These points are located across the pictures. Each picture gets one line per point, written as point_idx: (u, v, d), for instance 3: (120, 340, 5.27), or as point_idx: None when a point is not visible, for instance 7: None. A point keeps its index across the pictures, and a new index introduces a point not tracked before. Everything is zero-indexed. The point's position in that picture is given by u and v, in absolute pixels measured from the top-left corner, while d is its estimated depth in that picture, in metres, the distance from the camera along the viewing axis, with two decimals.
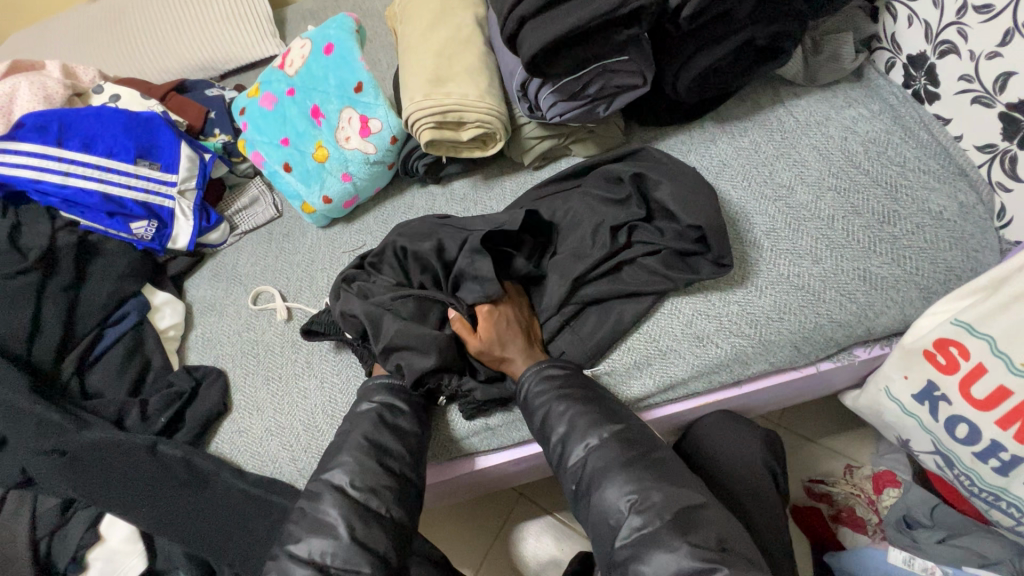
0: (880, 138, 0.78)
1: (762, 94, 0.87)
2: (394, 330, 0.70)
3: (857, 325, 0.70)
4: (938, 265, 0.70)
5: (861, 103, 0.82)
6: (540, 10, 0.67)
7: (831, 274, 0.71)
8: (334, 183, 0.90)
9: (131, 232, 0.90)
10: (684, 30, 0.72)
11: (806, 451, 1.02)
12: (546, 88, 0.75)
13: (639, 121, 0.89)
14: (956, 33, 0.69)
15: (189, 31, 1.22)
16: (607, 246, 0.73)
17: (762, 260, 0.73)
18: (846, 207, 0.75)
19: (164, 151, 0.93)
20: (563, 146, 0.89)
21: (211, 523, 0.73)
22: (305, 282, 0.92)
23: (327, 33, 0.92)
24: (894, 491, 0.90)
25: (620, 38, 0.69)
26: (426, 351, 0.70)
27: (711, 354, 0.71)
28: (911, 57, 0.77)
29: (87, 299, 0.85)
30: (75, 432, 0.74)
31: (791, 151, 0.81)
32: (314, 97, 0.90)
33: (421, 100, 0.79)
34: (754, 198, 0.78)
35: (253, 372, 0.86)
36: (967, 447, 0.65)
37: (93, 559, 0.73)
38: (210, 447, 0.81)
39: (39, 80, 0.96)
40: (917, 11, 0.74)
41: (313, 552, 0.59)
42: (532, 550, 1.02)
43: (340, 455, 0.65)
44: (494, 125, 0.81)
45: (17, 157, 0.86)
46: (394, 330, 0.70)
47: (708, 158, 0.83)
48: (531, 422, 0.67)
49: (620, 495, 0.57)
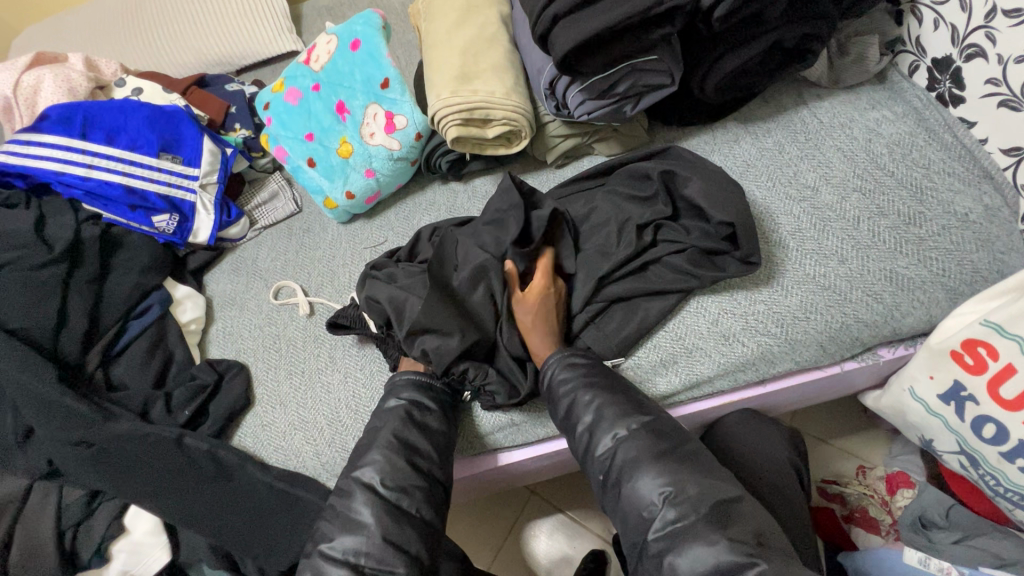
0: (905, 140, 0.79)
1: (785, 95, 0.88)
2: (416, 313, 0.70)
3: (883, 325, 0.71)
4: (964, 266, 0.71)
5: (885, 106, 0.83)
6: (573, 9, 0.67)
7: (858, 274, 0.72)
8: (358, 178, 0.90)
9: (153, 225, 0.90)
10: (715, 31, 0.72)
11: (819, 451, 1.03)
12: (574, 87, 0.76)
13: (662, 120, 0.90)
14: (984, 37, 0.69)
15: (207, 26, 1.22)
16: (634, 245, 0.74)
17: (789, 259, 0.74)
18: (871, 208, 0.75)
19: (187, 145, 0.93)
20: (586, 145, 0.89)
21: (237, 516, 0.73)
22: (327, 277, 0.92)
23: (353, 30, 0.92)
24: (909, 492, 0.90)
25: (653, 37, 0.69)
26: (448, 333, 0.69)
27: (738, 352, 0.71)
28: (937, 60, 0.78)
29: (111, 293, 0.85)
30: (102, 424, 0.74)
31: (816, 152, 0.81)
32: (339, 92, 0.91)
33: (448, 97, 0.79)
34: (780, 198, 0.78)
35: (276, 366, 0.86)
36: (994, 446, 0.66)
37: (118, 551, 0.73)
38: (233, 440, 0.81)
39: (63, 73, 0.96)
40: (943, 14, 0.74)
41: (347, 553, 0.60)
42: (544, 547, 1.03)
43: (369, 454, 0.66)
44: (521, 123, 0.81)
45: (42, 149, 0.87)
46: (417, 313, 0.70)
47: (732, 158, 0.84)
48: (556, 411, 0.67)
49: (654, 487, 0.57)
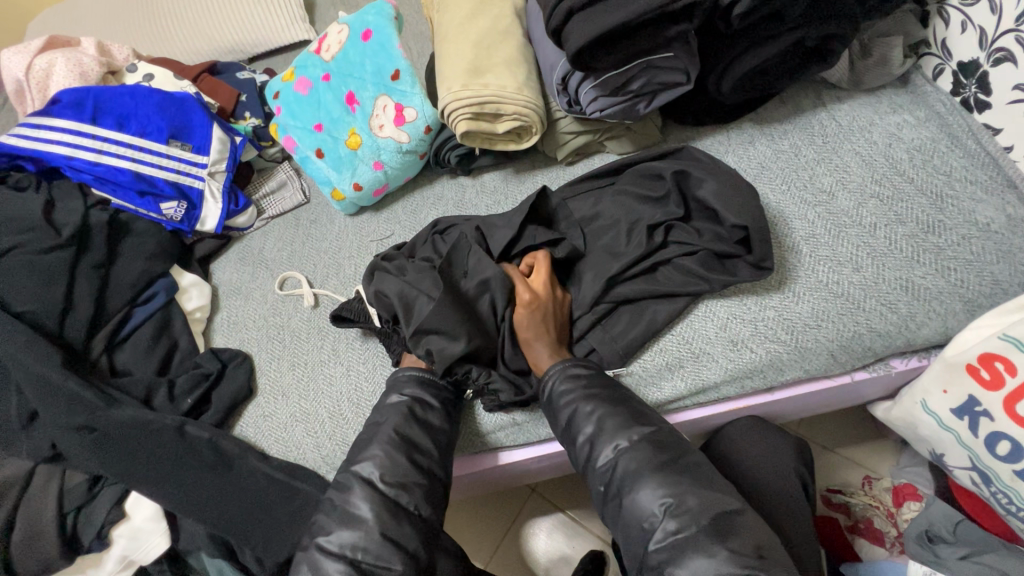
0: (926, 146, 0.77)
1: (804, 97, 0.86)
2: (425, 313, 0.69)
3: (897, 336, 0.69)
4: (984, 278, 0.68)
5: (907, 109, 0.81)
6: (589, 3, 0.65)
7: (872, 283, 0.70)
8: (366, 171, 0.89)
9: (161, 212, 0.90)
10: (734, 29, 0.70)
11: (825, 460, 1.01)
12: (588, 82, 0.75)
13: (677, 119, 0.88)
14: (1013, 41, 0.67)
15: (221, 14, 1.22)
16: (642, 246, 0.73)
17: (801, 265, 0.72)
18: (889, 215, 0.73)
19: (196, 132, 0.93)
20: (598, 143, 0.88)
21: (236, 506, 0.72)
22: (332, 269, 0.92)
23: (365, 20, 0.91)
24: (916, 505, 0.89)
25: (670, 34, 0.68)
26: (455, 337, 0.68)
27: (746, 359, 0.70)
28: (963, 64, 0.75)
29: (117, 278, 0.85)
30: (105, 409, 0.74)
31: (833, 156, 0.79)
32: (349, 83, 0.90)
33: (459, 90, 0.78)
34: (794, 202, 0.77)
35: (279, 357, 0.86)
36: (1008, 465, 0.64)
37: (117, 536, 0.73)
38: (234, 429, 0.81)
39: (75, 57, 0.96)
40: (972, 17, 0.72)
41: (344, 547, 0.59)
42: (543, 546, 1.02)
43: (369, 449, 0.65)
44: (532, 118, 0.80)
45: (52, 133, 0.87)
46: (427, 313, 0.69)
47: (746, 160, 0.82)
48: (556, 422, 0.66)
49: (654, 498, 0.56)
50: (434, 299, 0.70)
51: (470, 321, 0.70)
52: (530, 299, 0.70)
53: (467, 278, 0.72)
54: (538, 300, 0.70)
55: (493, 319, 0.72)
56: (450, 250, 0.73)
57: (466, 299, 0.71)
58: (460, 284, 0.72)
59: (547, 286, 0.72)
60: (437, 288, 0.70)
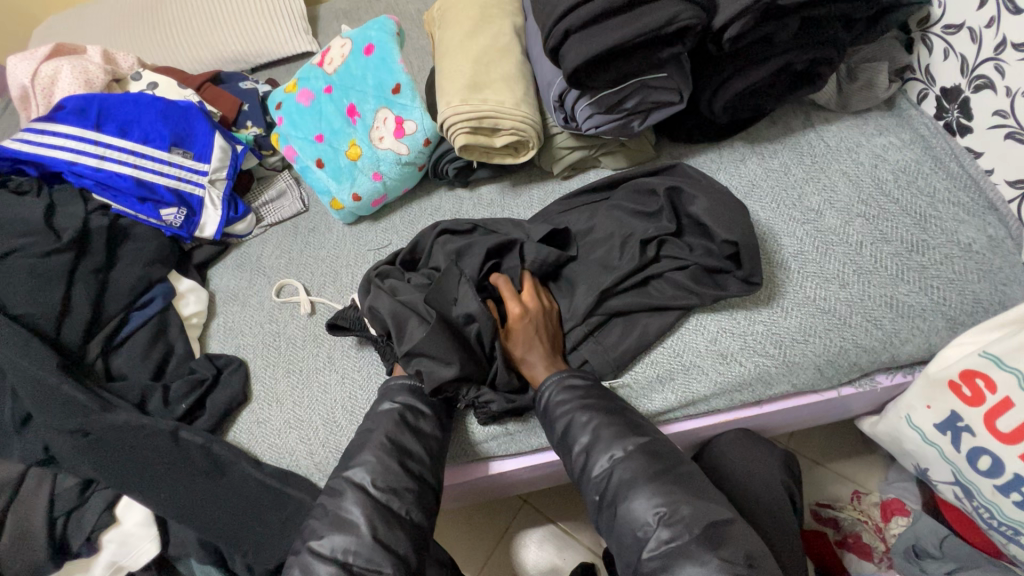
0: (911, 167, 0.79)
1: (794, 117, 0.89)
2: (417, 338, 0.69)
3: (882, 351, 0.71)
4: (966, 296, 0.71)
5: (892, 132, 0.83)
6: (585, 24, 0.68)
7: (858, 299, 0.72)
8: (365, 181, 0.91)
9: (161, 218, 0.91)
10: (726, 52, 0.73)
11: (815, 475, 1.02)
12: (583, 100, 0.76)
13: (670, 136, 0.90)
14: (993, 69, 0.69)
15: (226, 23, 1.24)
16: (636, 259, 0.74)
17: (790, 281, 0.74)
18: (874, 234, 0.76)
19: (198, 140, 0.94)
20: (593, 158, 0.90)
21: (227, 512, 0.72)
22: (330, 278, 0.93)
23: (368, 35, 0.93)
24: (903, 520, 0.91)
25: (664, 55, 0.70)
26: (447, 360, 0.68)
27: (735, 372, 0.71)
28: (945, 89, 0.78)
29: (116, 282, 0.86)
30: (99, 413, 0.74)
31: (821, 175, 0.82)
32: (351, 95, 0.91)
33: (457, 105, 0.80)
34: (783, 219, 0.79)
35: (274, 364, 0.86)
36: (990, 479, 0.65)
37: (107, 541, 0.73)
38: (228, 435, 0.81)
39: (80, 64, 0.98)
40: (954, 45, 0.74)
41: (335, 551, 0.60)
42: (533, 558, 1.02)
43: (361, 455, 0.66)
44: (528, 133, 0.82)
45: (55, 139, 0.88)
46: (419, 337, 0.69)
47: (737, 177, 0.84)
48: (552, 432, 0.67)
49: (648, 507, 0.57)
50: (428, 324, 0.70)
51: (462, 343, 0.71)
52: (521, 309, 0.72)
53: (457, 306, 0.72)
54: (530, 310, 0.72)
55: (482, 350, 0.72)
56: (439, 279, 0.72)
57: (454, 324, 0.71)
58: (449, 310, 0.72)
59: (534, 297, 0.74)
60: (430, 312, 0.71)
